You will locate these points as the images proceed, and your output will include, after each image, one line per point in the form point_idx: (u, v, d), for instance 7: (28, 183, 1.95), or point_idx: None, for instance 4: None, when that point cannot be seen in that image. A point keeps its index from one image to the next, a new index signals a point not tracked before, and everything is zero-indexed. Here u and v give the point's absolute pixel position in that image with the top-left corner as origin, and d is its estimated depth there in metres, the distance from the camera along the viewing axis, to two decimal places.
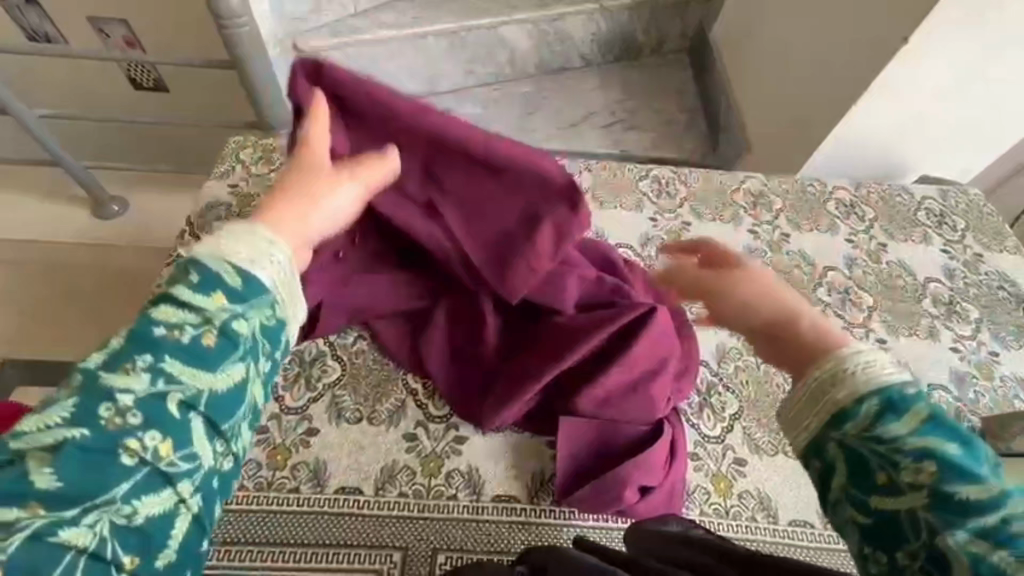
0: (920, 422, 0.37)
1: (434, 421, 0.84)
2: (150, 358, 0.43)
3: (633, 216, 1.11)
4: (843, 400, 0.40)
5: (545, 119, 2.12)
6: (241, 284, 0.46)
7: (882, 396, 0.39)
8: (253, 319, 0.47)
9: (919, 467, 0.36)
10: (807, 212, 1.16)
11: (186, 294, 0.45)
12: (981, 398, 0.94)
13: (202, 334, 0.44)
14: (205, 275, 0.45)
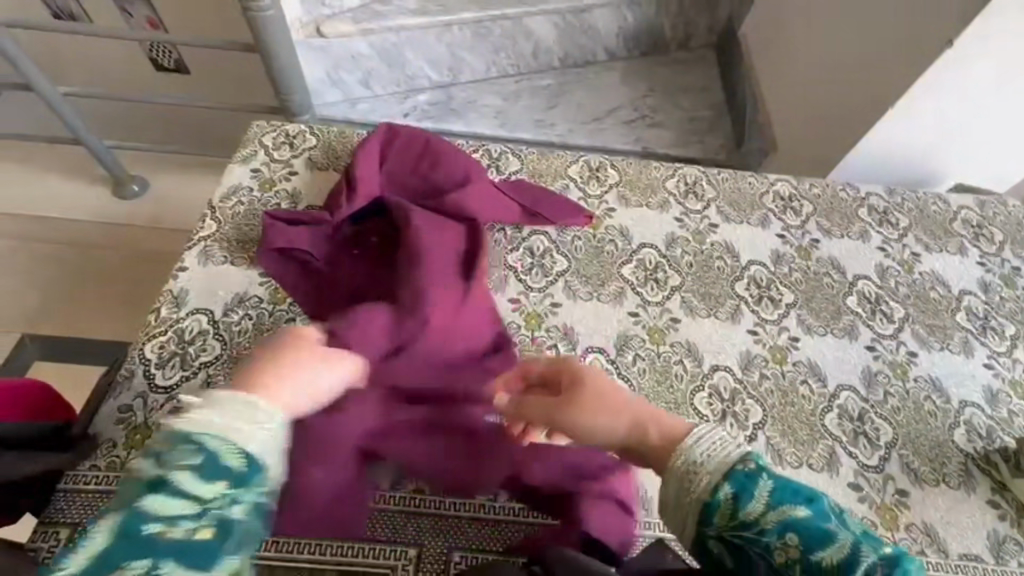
0: (768, 500, 0.51)
1: None
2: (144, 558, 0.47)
3: (659, 216, 1.08)
4: (710, 499, 0.52)
5: (567, 114, 2.08)
6: (240, 473, 0.51)
7: (733, 485, 0.52)
8: (246, 503, 0.51)
9: (786, 544, 0.48)
10: (838, 218, 1.12)
11: (180, 485, 0.49)
12: (1015, 417, 0.91)
13: (200, 525, 0.49)
14: (212, 465, 0.50)
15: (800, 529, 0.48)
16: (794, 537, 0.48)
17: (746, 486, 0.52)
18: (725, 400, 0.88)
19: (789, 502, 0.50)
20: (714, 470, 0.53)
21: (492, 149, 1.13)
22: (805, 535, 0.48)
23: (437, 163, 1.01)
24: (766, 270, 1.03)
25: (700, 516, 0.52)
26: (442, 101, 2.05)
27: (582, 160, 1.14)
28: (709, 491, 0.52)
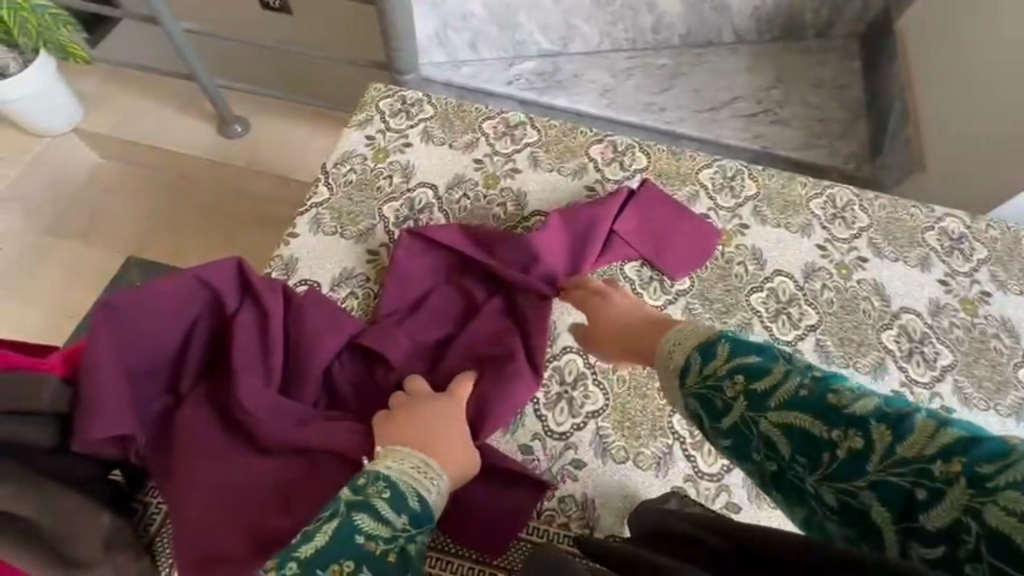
0: (727, 353, 0.51)
1: (553, 437, 0.78)
2: (352, 564, 0.54)
3: (798, 241, 0.95)
4: (682, 365, 0.54)
5: (680, 99, 1.91)
6: (419, 508, 0.60)
7: (700, 351, 0.53)
8: (419, 539, 0.59)
9: (735, 384, 0.49)
10: (1017, 268, 0.95)
11: (382, 509, 0.58)
12: None
13: (387, 550, 0.56)
14: (398, 494, 0.59)
15: (749, 371, 0.48)
16: (741, 376, 0.49)
17: (710, 345, 0.52)
18: None
19: (741, 351, 0.50)
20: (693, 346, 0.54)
21: (618, 141, 1.03)
22: (749, 369, 0.48)
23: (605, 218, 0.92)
24: (920, 321, 0.89)
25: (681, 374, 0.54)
26: (548, 72, 1.93)
27: (716, 165, 1.02)
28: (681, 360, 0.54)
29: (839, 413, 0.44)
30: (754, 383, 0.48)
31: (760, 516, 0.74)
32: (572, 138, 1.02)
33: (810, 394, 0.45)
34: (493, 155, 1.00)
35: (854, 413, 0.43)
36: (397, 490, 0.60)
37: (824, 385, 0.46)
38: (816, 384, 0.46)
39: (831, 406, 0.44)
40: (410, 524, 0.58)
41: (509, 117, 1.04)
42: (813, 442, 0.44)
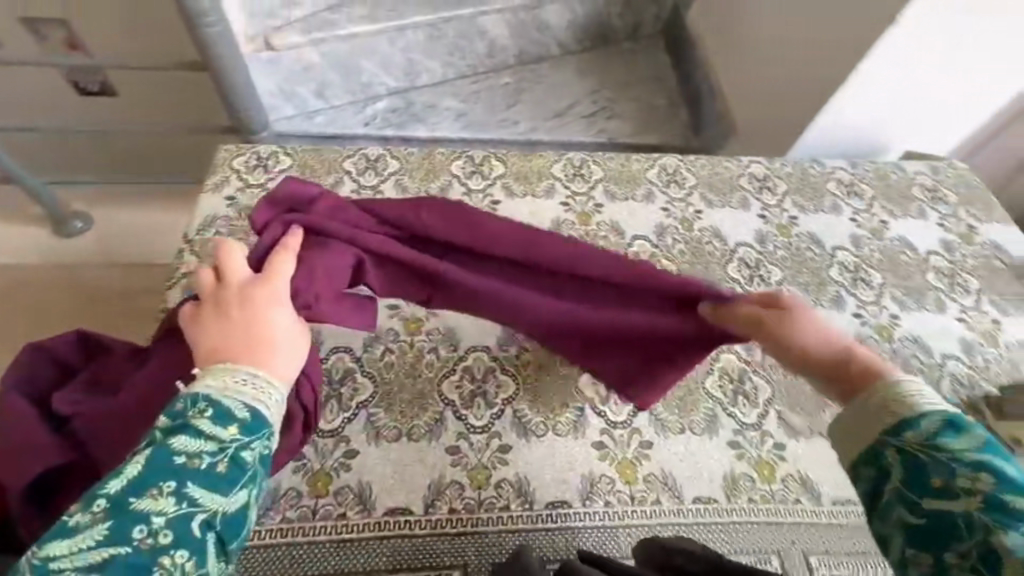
0: (978, 444, 0.49)
1: (475, 432, 0.81)
2: (175, 484, 0.51)
3: (645, 209, 1.10)
4: (913, 420, 0.53)
5: (528, 111, 2.08)
6: (249, 416, 0.57)
7: (947, 417, 0.52)
8: (258, 448, 0.57)
9: (977, 477, 0.47)
10: (809, 192, 1.18)
11: (205, 425, 0.54)
12: (991, 363, 0.98)
13: (217, 463, 0.54)
14: (222, 409, 0.56)
15: (999, 473, 0.47)
16: (987, 476, 0.47)
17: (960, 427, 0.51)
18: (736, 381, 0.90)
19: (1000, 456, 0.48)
20: (929, 406, 0.53)
21: (475, 155, 1.12)
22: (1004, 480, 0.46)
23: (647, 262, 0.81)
24: (753, 250, 1.07)
25: (891, 427, 0.53)
26: (402, 107, 2.01)
27: (564, 159, 1.15)
28: (912, 413, 0.53)
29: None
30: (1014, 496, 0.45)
31: (670, 444, 0.83)
32: (433, 161, 1.10)
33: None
34: (361, 190, 1.04)
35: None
36: (221, 406, 0.56)
37: None
38: None
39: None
40: (241, 433, 0.56)
41: (369, 153, 1.09)
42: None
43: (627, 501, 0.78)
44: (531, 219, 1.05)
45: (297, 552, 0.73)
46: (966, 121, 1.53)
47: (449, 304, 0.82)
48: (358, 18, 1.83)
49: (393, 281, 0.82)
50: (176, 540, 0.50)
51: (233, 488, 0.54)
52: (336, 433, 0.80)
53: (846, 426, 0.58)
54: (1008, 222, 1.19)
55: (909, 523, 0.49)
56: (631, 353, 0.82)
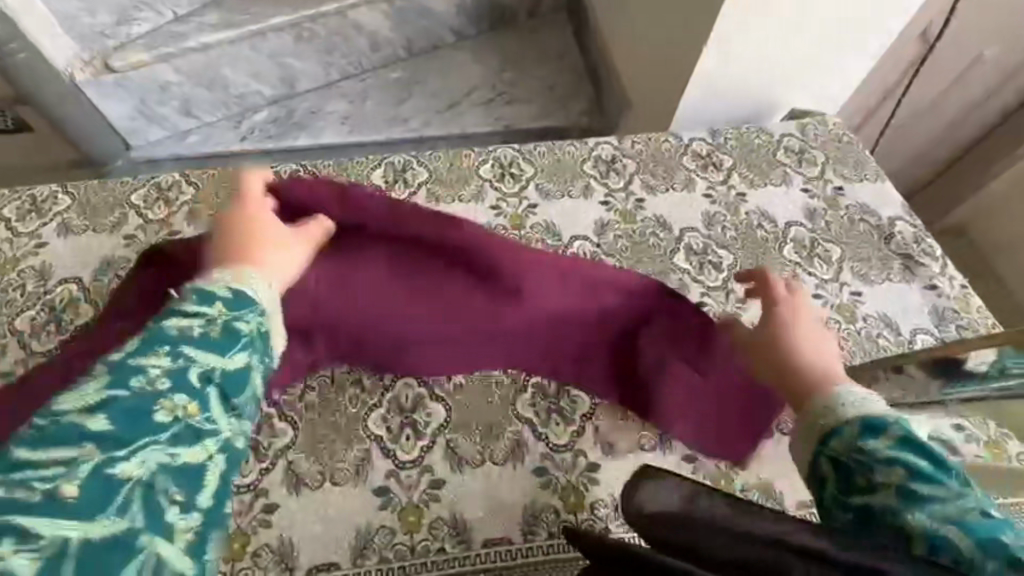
0: (892, 441, 0.54)
1: (239, 491, 0.71)
2: (171, 347, 0.53)
3: (471, 210, 1.00)
4: (835, 427, 0.58)
5: (417, 107, 1.85)
6: (233, 296, 0.59)
7: (863, 422, 0.57)
8: (250, 319, 0.58)
9: (891, 477, 0.52)
10: (661, 170, 1.08)
11: (189, 306, 0.56)
12: (846, 343, 0.89)
13: (208, 329, 0.55)
14: (206, 293, 0.58)
15: (910, 465, 0.52)
16: (901, 470, 0.52)
17: (876, 429, 0.56)
18: (552, 396, 0.81)
19: (910, 452, 0.53)
20: (850, 412, 0.58)
21: (282, 169, 1.02)
22: (913, 473, 0.51)
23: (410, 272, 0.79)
24: (589, 243, 0.98)
25: (823, 436, 0.58)
26: (282, 118, 1.79)
27: (385, 162, 1.04)
28: (835, 423, 0.58)
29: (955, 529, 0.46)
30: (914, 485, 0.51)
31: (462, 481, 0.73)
32: (233, 182, 0.99)
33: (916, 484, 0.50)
34: (145, 226, 0.94)
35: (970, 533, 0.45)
36: (205, 293, 0.58)
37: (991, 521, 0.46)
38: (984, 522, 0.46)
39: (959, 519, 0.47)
40: (228, 310, 0.57)
41: (161, 180, 0.98)
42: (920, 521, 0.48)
43: (405, 554, 0.69)
44: None
45: None
46: (851, 74, 1.35)
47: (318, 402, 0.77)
48: (208, 26, 1.64)
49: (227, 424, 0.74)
50: (178, 389, 0.52)
51: (232, 349, 0.56)
52: None
53: (798, 438, 0.62)
54: (879, 179, 1.10)
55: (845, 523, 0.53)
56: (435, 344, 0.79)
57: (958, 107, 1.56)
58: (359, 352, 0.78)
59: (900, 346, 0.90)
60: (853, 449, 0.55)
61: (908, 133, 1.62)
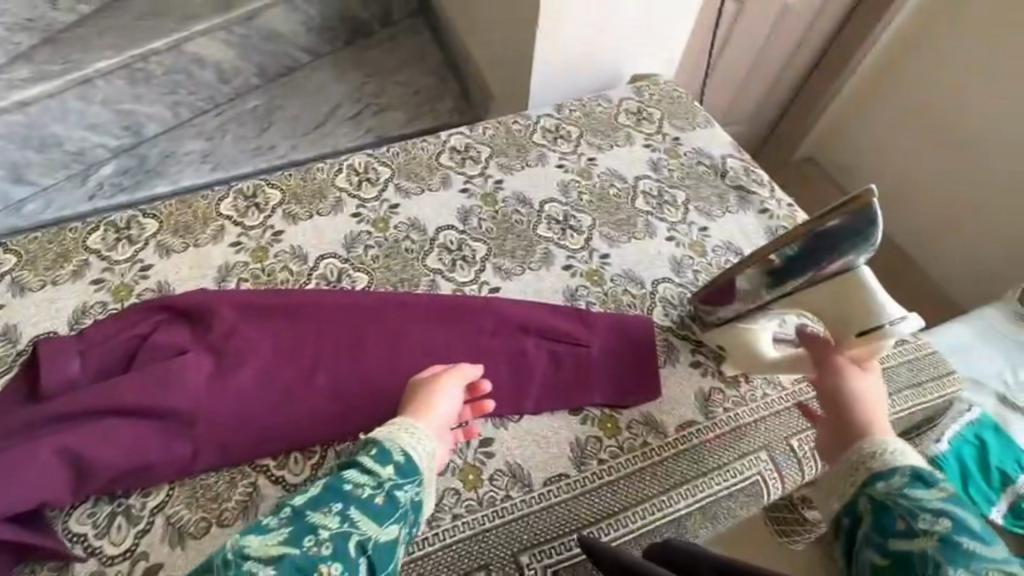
0: (945, 495, 0.62)
1: (112, 564, 0.67)
2: (340, 507, 0.63)
3: (331, 220, 0.99)
4: (883, 471, 0.66)
5: (282, 132, 1.78)
6: (404, 459, 0.67)
7: (915, 471, 0.65)
8: (409, 491, 0.66)
9: (937, 522, 0.59)
10: (514, 150, 1.12)
11: (369, 463, 0.66)
12: (699, 274, 0.97)
13: (376, 494, 0.64)
14: (383, 450, 0.67)
15: (956, 518, 0.59)
16: (946, 521, 0.59)
17: (926, 480, 0.64)
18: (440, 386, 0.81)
19: (960, 510, 0.61)
20: (897, 458, 0.67)
21: (116, 216, 0.95)
22: (958, 524, 0.59)
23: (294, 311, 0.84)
24: (455, 231, 0.99)
25: (869, 476, 0.67)
26: (133, 165, 1.66)
27: (233, 190, 1.00)
28: (882, 465, 0.67)
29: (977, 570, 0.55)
30: (958, 536, 0.58)
31: None
32: (64, 241, 0.91)
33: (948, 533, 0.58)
34: None
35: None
36: (383, 447, 0.67)
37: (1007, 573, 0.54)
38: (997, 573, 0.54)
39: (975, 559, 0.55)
40: (395, 474, 0.66)
41: None
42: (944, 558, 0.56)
43: None
44: (189, 274, 0.91)
45: None
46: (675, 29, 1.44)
47: (198, 444, 0.73)
48: (17, 81, 1.45)
49: (69, 468, 0.69)
50: (335, 552, 0.60)
51: (389, 520, 0.64)
52: None
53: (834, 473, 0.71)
54: (708, 124, 1.21)
55: (870, 552, 0.62)
56: (321, 368, 0.80)
57: (782, 50, 1.72)
58: (226, 424, 0.74)
59: None
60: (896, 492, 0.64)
61: (743, 83, 1.78)
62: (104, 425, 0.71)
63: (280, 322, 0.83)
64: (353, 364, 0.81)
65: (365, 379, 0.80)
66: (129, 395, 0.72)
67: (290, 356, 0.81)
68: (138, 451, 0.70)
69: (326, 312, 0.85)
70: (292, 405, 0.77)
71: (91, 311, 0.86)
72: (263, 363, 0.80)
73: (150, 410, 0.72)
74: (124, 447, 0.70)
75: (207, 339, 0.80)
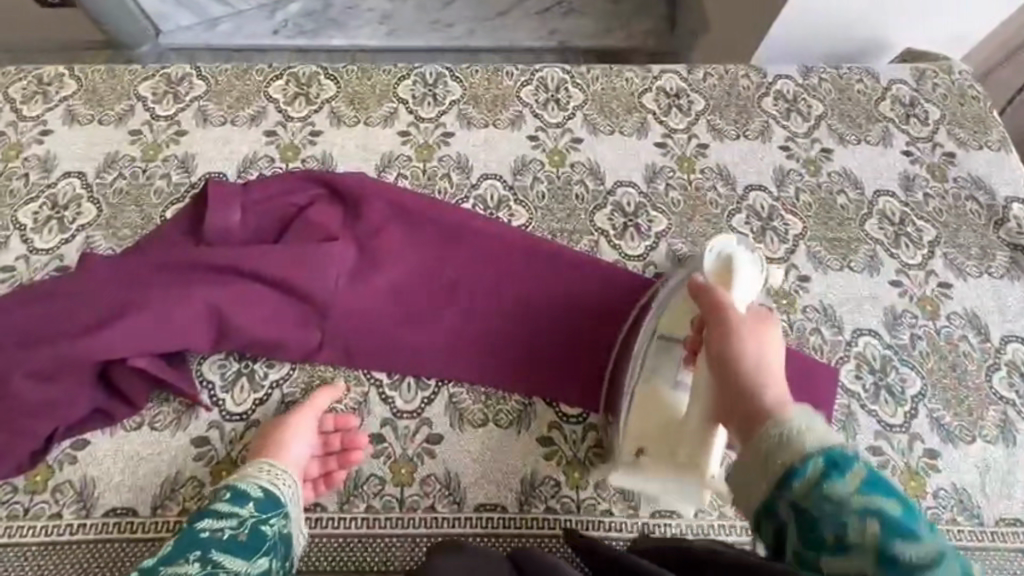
0: (860, 482, 0.40)
1: (230, 420, 0.67)
2: (199, 553, 0.55)
3: (506, 137, 0.88)
4: (795, 465, 0.41)
5: (463, 11, 1.57)
6: (263, 495, 0.61)
7: (824, 455, 0.41)
8: (276, 523, 0.59)
9: (863, 530, 0.38)
10: (734, 113, 0.91)
11: (223, 505, 0.59)
12: (919, 340, 0.76)
13: (237, 533, 0.57)
14: (240, 492, 0.60)
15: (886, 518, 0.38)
16: (873, 525, 0.38)
17: (839, 467, 0.40)
18: (589, 355, 0.73)
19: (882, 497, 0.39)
20: (807, 442, 0.42)
21: (300, 72, 0.91)
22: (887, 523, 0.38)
23: (462, 230, 0.78)
24: (636, 191, 0.85)
25: (779, 478, 0.42)
26: (317, 11, 1.54)
27: (415, 74, 0.92)
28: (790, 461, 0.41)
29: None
30: (893, 543, 0.38)
31: (462, 441, 0.68)
32: (247, 81, 0.90)
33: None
34: (152, 123, 0.86)
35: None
36: (239, 490, 0.60)
37: None
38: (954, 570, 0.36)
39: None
40: (256, 511, 0.59)
41: (171, 73, 0.89)
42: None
43: (393, 506, 0.65)
44: (356, 153, 0.86)
45: None
46: (995, 11, 1.06)
47: (330, 343, 0.71)
48: None
49: (191, 328, 0.67)
50: None
51: (258, 553, 0.57)
52: (47, 446, 0.64)
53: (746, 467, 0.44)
54: (1004, 148, 0.90)
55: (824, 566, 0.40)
56: (470, 302, 0.75)
57: None
58: (360, 334, 0.71)
59: (987, 353, 0.76)
60: (829, 499, 0.40)
61: None
62: (246, 291, 0.70)
63: (435, 233, 0.77)
64: (489, 307, 0.75)
65: (511, 319, 0.74)
66: (278, 265, 0.71)
67: (447, 274, 0.76)
68: (268, 324, 0.69)
69: (486, 238, 0.78)
70: (434, 330, 0.73)
71: (259, 162, 0.84)
72: (410, 270, 0.76)
73: (300, 289, 0.71)
74: (259, 322, 0.69)
75: (359, 227, 0.77)
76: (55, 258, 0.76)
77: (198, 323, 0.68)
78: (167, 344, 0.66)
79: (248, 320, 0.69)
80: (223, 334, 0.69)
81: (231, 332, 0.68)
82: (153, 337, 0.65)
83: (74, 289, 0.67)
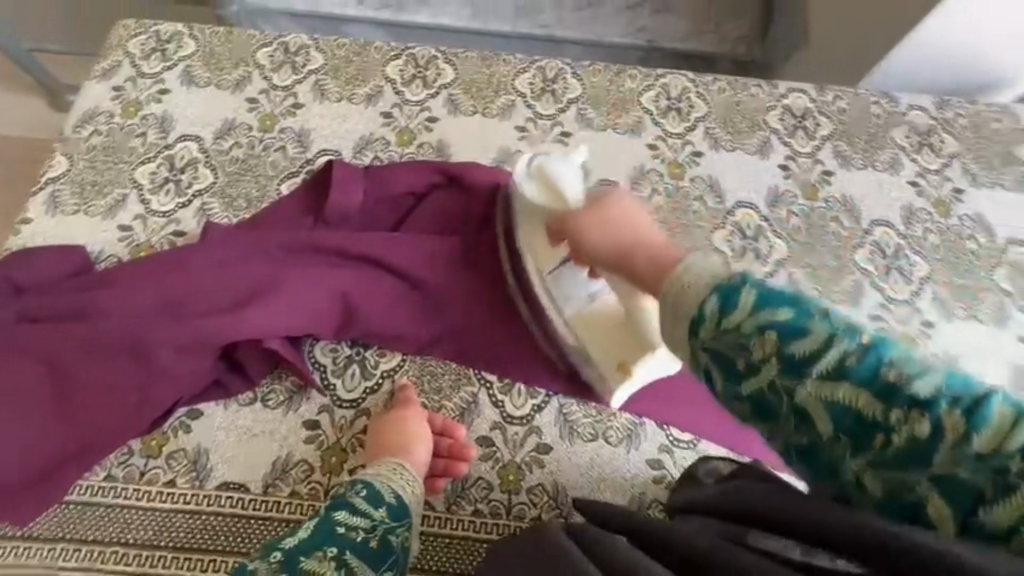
0: (753, 302, 0.38)
1: (341, 407, 0.67)
2: (336, 551, 0.53)
3: (627, 141, 0.85)
4: (694, 312, 0.40)
5: None
6: (396, 502, 0.58)
7: (717, 293, 0.39)
8: (404, 534, 0.57)
9: (764, 343, 0.37)
10: (864, 141, 0.87)
11: (361, 502, 0.57)
12: None
13: (370, 538, 0.55)
14: (374, 490, 0.58)
15: (782, 329, 0.37)
16: (771, 334, 0.37)
17: (730, 297, 0.39)
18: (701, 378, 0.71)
19: (774, 303, 0.37)
20: (700, 285, 0.41)
21: (419, 53, 0.89)
22: (785, 329, 0.36)
23: None
24: (755, 213, 0.82)
25: (687, 325, 0.40)
26: None
27: (534, 67, 0.89)
28: (691, 311, 0.40)
29: (876, 422, 0.34)
30: (789, 345, 0.36)
31: (572, 454, 0.67)
32: (365, 57, 0.88)
33: (860, 365, 0.35)
34: (270, 91, 0.85)
35: (1004, 448, 0.30)
36: (374, 489, 0.58)
37: (870, 350, 0.35)
38: (865, 352, 0.35)
39: (876, 375, 0.34)
40: (388, 517, 0.57)
41: (289, 42, 0.88)
42: (846, 417, 0.35)
43: (500, 513, 0.64)
44: (472, 144, 0.84)
45: (96, 514, 0.61)
46: None
47: (443, 340, 0.70)
48: None
49: (314, 313, 0.67)
50: None
51: (383, 566, 0.54)
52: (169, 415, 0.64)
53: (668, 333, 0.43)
54: None
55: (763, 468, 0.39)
56: None
57: None
58: (475, 335, 0.70)
59: None
60: (727, 328, 0.38)
61: None
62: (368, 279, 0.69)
63: None
64: None
65: None
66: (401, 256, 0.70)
67: None
68: (388, 316, 0.69)
69: None
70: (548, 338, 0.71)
71: (375, 143, 0.83)
72: None
73: (418, 282, 0.70)
74: (379, 313, 0.69)
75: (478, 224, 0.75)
76: (172, 222, 0.76)
77: (324, 307, 0.68)
78: (293, 327, 0.66)
79: (369, 310, 0.68)
80: (344, 323, 0.68)
81: (351, 320, 0.68)
82: (280, 318, 0.66)
83: (209, 265, 0.67)
